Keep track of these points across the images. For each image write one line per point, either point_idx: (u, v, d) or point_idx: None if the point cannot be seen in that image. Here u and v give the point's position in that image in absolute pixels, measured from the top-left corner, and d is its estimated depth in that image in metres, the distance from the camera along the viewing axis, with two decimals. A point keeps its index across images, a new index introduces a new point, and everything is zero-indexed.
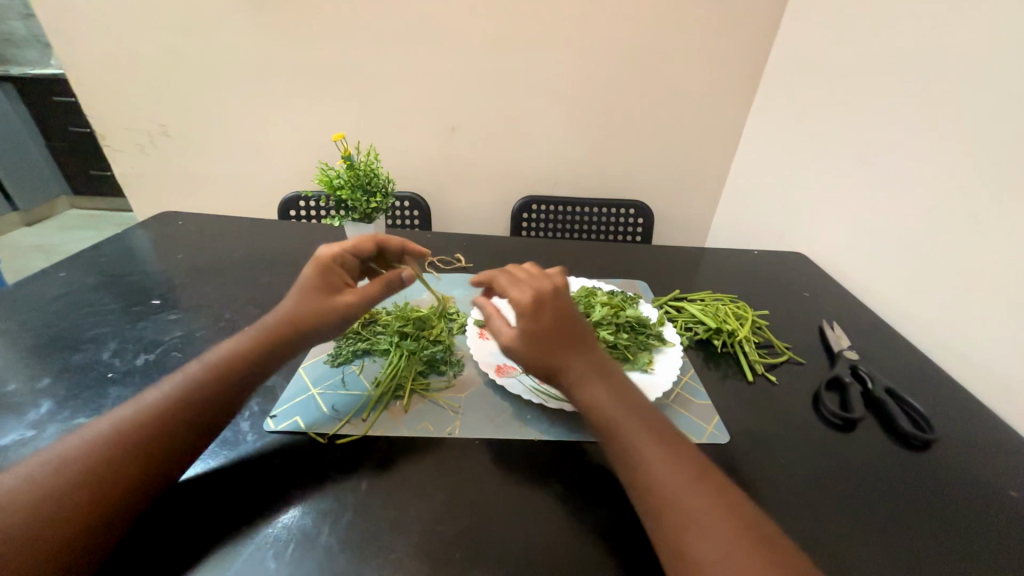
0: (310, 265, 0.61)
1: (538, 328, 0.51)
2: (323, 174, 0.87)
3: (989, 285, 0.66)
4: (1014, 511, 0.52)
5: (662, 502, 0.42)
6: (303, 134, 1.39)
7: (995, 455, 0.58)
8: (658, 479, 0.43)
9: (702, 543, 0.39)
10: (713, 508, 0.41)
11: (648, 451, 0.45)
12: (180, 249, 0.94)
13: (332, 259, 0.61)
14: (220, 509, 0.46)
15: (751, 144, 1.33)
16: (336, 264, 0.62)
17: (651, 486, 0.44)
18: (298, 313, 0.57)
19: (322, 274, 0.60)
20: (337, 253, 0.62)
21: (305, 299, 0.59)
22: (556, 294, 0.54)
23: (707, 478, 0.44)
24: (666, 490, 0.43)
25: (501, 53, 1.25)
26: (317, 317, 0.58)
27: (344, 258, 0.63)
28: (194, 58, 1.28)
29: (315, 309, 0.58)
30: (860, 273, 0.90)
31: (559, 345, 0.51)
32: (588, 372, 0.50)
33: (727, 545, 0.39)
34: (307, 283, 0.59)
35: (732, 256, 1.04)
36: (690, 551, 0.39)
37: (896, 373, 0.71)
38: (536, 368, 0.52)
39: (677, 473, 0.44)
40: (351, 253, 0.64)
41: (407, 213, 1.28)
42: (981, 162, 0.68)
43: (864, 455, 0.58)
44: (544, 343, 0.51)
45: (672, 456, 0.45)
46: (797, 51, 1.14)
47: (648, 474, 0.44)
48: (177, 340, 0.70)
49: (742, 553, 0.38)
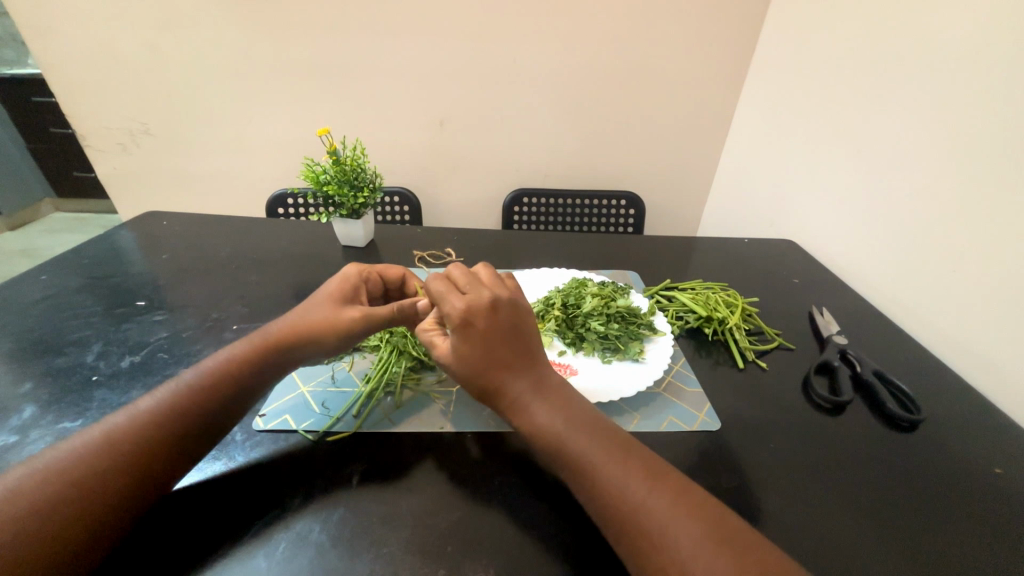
0: (337, 277, 0.62)
1: (469, 337, 0.51)
2: (308, 169, 0.86)
3: (981, 267, 0.66)
4: (999, 486, 0.53)
5: (622, 517, 0.42)
6: (288, 132, 1.37)
7: (979, 434, 0.60)
8: (614, 499, 0.43)
9: (660, 561, 0.39)
10: (679, 514, 0.41)
11: (595, 466, 0.44)
12: (165, 249, 0.93)
13: (358, 273, 0.63)
14: (216, 513, 0.46)
15: (739, 133, 1.34)
16: (359, 279, 0.63)
17: (609, 501, 0.43)
18: (311, 317, 0.57)
19: (344, 287, 0.61)
20: (366, 273, 0.64)
21: (319, 306, 0.58)
22: (491, 313, 0.51)
23: (666, 487, 0.43)
24: (623, 503, 0.42)
25: (487, 45, 1.24)
26: (326, 326, 0.57)
27: (370, 277, 0.65)
28: (174, 54, 1.25)
29: (326, 319, 0.57)
30: (849, 258, 0.91)
31: (494, 357, 0.51)
32: (524, 401, 0.50)
33: (687, 554, 0.38)
34: (327, 293, 0.60)
35: (722, 245, 1.04)
36: (655, 563, 0.39)
37: (884, 357, 0.72)
38: (474, 388, 0.52)
39: (635, 486, 0.43)
40: (376, 274, 0.66)
41: (396, 208, 1.27)
42: (971, 144, 0.67)
43: (853, 438, 0.58)
44: (476, 359, 0.51)
45: (624, 468, 0.44)
46: (784, 37, 1.14)
47: (600, 494, 0.44)
48: (163, 340, 0.69)
49: (704, 559, 0.38)
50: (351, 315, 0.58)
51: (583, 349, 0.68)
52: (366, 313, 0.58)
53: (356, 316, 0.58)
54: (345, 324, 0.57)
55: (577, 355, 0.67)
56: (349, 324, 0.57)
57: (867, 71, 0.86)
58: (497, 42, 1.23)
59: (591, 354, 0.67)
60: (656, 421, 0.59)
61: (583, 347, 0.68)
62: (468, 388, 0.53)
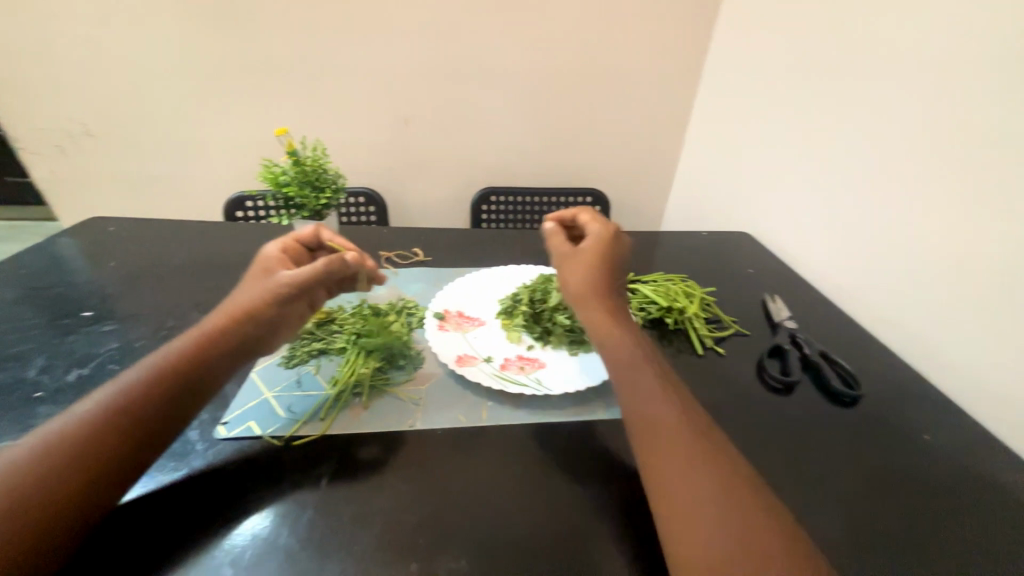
0: (257, 262, 0.63)
1: (605, 250, 0.63)
2: (267, 171, 0.83)
3: (917, 252, 0.73)
4: (927, 450, 0.59)
5: (661, 443, 0.47)
6: (246, 132, 1.32)
7: (910, 405, 0.66)
8: (658, 425, 0.49)
9: (684, 481, 0.45)
10: (711, 450, 0.46)
11: (648, 396, 0.51)
12: (112, 256, 0.88)
13: (275, 250, 0.64)
14: (174, 521, 0.45)
15: (697, 131, 1.40)
16: (277, 255, 0.63)
17: (652, 428, 0.49)
18: (241, 300, 0.57)
19: (265, 266, 0.61)
20: (284, 247, 0.64)
21: (247, 289, 0.59)
22: (619, 247, 0.65)
23: (704, 447, 0.47)
24: (665, 431, 0.48)
25: (451, 44, 1.24)
26: (256, 300, 0.56)
27: (289, 251, 0.65)
28: (118, 51, 1.19)
29: (254, 295, 0.57)
30: (798, 248, 0.97)
31: (610, 275, 0.62)
32: (617, 318, 0.59)
33: (714, 480, 0.44)
34: (251, 278, 0.60)
35: (682, 238, 1.08)
36: (681, 484, 0.45)
37: (829, 339, 0.77)
38: (580, 290, 0.62)
39: (677, 420, 0.49)
40: (295, 245, 0.66)
41: (362, 209, 1.25)
42: (906, 144, 0.74)
43: (802, 414, 0.63)
44: (598, 270, 0.62)
45: (671, 404, 0.50)
46: (735, 40, 1.20)
47: (647, 420, 0.50)
48: (114, 352, 0.66)
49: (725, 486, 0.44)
50: (277, 282, 0.57)
51: (550, 343, 0.69)
52: (291, 276, 0.57)
53: (282, 281, 0.57)
54: (274, 291, 0.57)
55: (544, 349, 0.69)
56: (278, 290, 0.57)
57: (811, 73, 0.93)
58: (462, 42, 1.24)
59: (558, 348, 0.69)
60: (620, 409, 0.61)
61: (550, 340, 0.69)
62: (571, 290, 0.62)
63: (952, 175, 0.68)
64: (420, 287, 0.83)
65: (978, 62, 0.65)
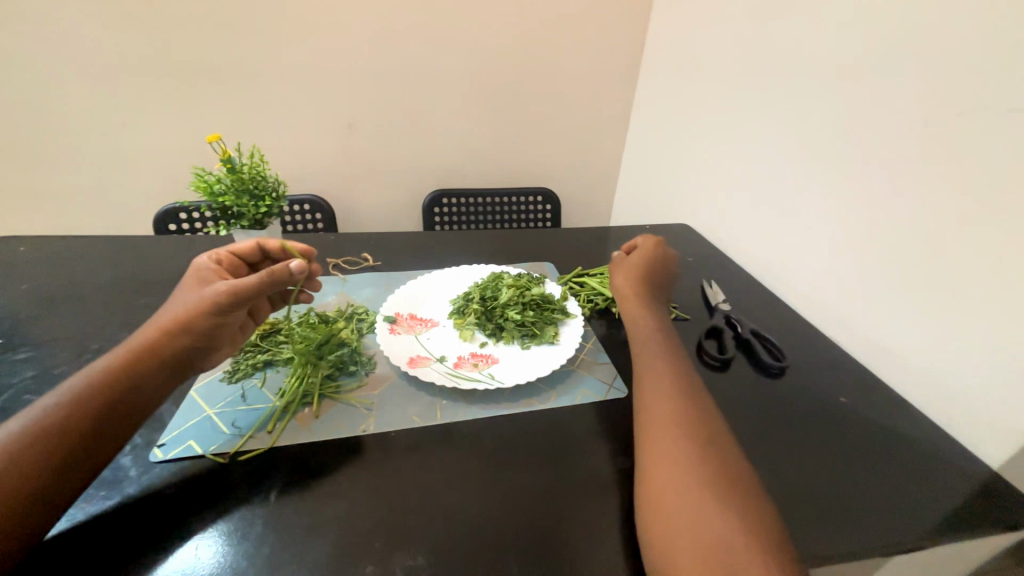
0: (189, 275, 0.60)
1: (650, 255, 0.78)
2: (199, 180, 0.80)
3: (828, 233, 0.80)
4: (842, 411, 0.66)
5: (652, 385, 0.57)
6: (175, 140, 1.25)
7: (829, 373, 0.73)
8: (652, 374, 0.58)
9: (663, 411, 0.53)
10: (692, 398, 0.55)
11: (652, 357, 0.61)
12: (23, 278, 0.80)
13: (209, 261, 0.61)
14: (108, 551, 0.42)
15: (638, 130, 1.47)
16: (211, 267, 0.61)
17: (648, 376, 0.58)
18: (172, 314, 0.54)
19: (199, 278, 0.59)
20: (217, 258, 0.62)
21: (180, 302, 0.56)
22: (659, 256, 0.79)
23: (688, 399, 0.54)
24: (657, 379, 0.58)
25: (394, 47, 1.24)
26: (190, 313, 0.53)
27: (224, 261, 0.63)
28: (23, 55, 1.09)
29: (187, 307, 0.54)
30: (731, 236, 1.04)
31: (650, 276, 0.76)
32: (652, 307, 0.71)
33: (687, 416, 0.52)
34: (184, 290, 0.58)
35: (628, 231, 1.13)
36: (659, 413, 0.53)
37: (759, 318, 0.84)
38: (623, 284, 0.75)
39: (669, 373, 0.58)
40: (231, 255, 0.64)
41: (308, 216, 1.22)
42: (813, 135, 0.82)
43: (736, 388, 0.68)
44: (640, 270, 0.76)
45: (668, 363, 0.60)
46: (667, 44, 1.28)
47: (645, 369, 0.60)
48: (29, 380, 0.60)
49: (694, 423, 0.51)
50: (212, 292, 0.54)
51: (503, 338, 0.71)
52: (229, 285, 0.54)
53: (218, 289, 0.54)
54: (209, 301, 0.54)
55: (497, 345, 0.70)
56: (213, 299, 0.54)
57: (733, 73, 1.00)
58: (405, 45, 1.24)
59: (511, 342, 0.70)
60: (571, 397, 0.63)
61: (503, 336, 0.71)
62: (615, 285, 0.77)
63: (850, 160, 0.76)
64: (370, 292, 0.82)
65: (866, 59, 0.72)
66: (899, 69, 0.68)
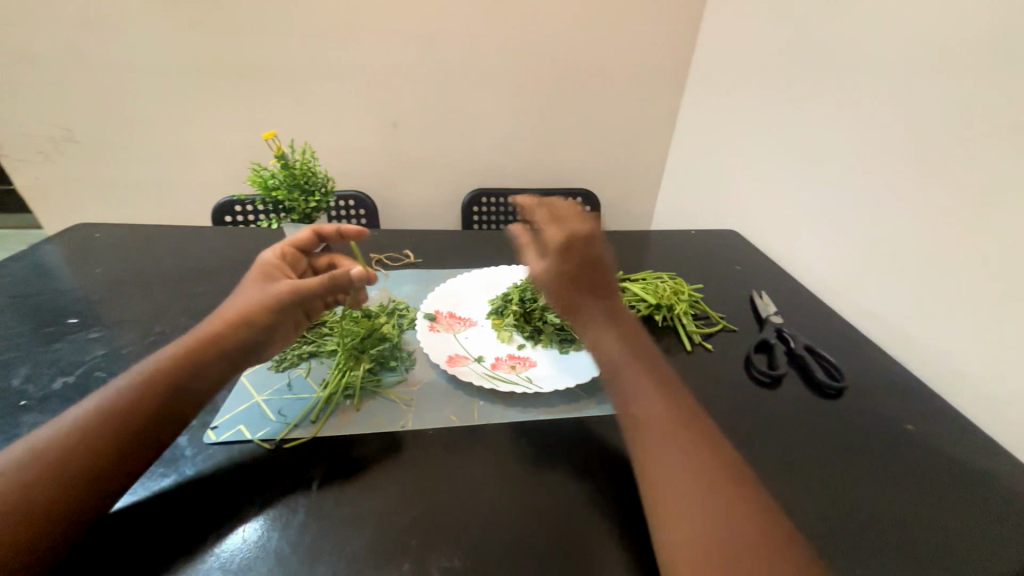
0: (255, 265, 0.62)
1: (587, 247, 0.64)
2: (255, 175, 0.83)
3: (897, 245, 0.74)
4: (909, 439, 0.60)
5: (643, 427, 0.49)
6: (233, 136, 1.32)
7: (894, 396, 0.67)
8: (643, 410, 0.50)
9: (664, 462, 0.46)
10: (692, 433, 0.48)
11: (635, 386, 0.53)
12: (98, 263, 0.87)
13: (274, 255, 0.64)
14: (166, 527, 0.45)
15: (684, 130, 1.41)
16: (275, 260, 0.63)
17: (636, 416, 0.50)
18: (237, 307, 0.56)
19: (264, 271, 0.61)
20: (280, 252, 0.64)
21: (246, 295, 0.58)
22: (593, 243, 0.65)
23: (687, 437, 0.48)
24: (648, 416, 0.50)
25: (440, 47, 1.25)
26: (255, 310, 0.56)
27: (287, 255, 0.65)
28: (105, 56, 1.18)
29: (253, 303, 0.56)
30: (784, 245, 0.99)
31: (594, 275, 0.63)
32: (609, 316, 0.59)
33: (693, 460, 0.46)
34: (249, 281, 0.60)
35: (671, 236, 1.10)
36: (661, 463, 0.46)
37: (814, 333, 0.79)
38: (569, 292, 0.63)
39: (659, 406, 0.50)
40: (292, 249, 0.66)
41: (353, 212, 1.25)
42: (884, 138, 0.76)
43: (789, 407, 0.64)
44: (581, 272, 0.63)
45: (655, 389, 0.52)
46: (720, 41, 1.22)
47: (631, 404, 0.51)
48: (100, 359, 0.65)
49: (703, 467, 0.45)
50: (278, 292, 0.57)
51: (541, 341, 0.70)
52: (295, 288, 0.57)
53: (284, 291, 0.57)
54: (275, 300, 0.56)
55: (535, 348, 0.69)
56: (278, 301, 0.56)
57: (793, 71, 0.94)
58: (451, 44, 1.25)
59: (549, 346, 0.69)
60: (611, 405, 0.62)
61: (541, 339, 0.70)
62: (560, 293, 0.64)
63: (929, 166, 0.69)
64: (410, 288, 0.84)
65: (952, 57, 0.66)
66: (992, 67, 0.61)
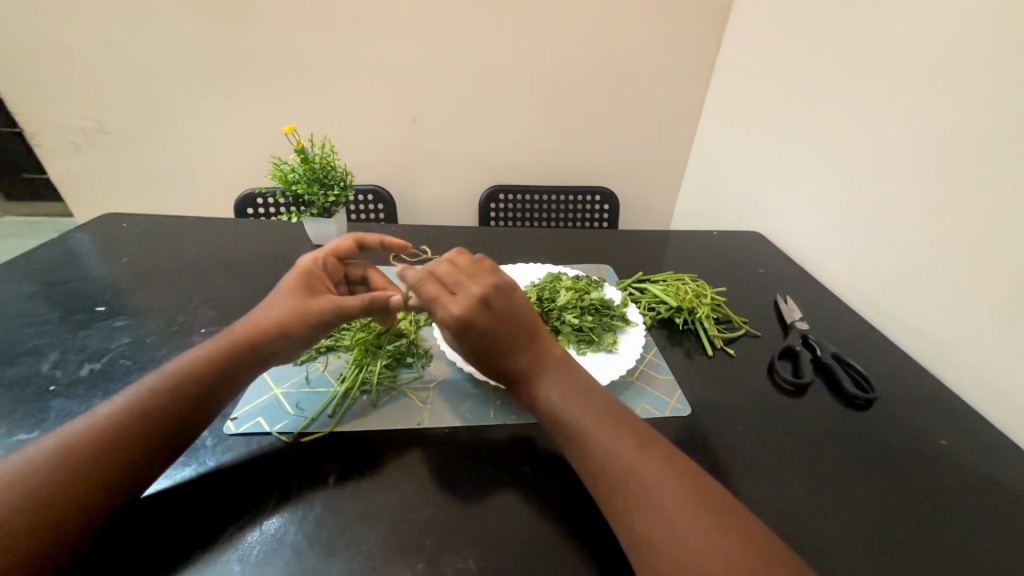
0: (294, 269, 0.61)
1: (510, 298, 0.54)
2: (276, 169, 0.84)
3: (928, 251, 0.70)
4: (942, 456, 0.58)
5: (616, 487, 0.43)
6: (256, 129, 1.33)
7: (925, 409, 0.64)
8: (613, 465, 0.44)
9: (647, 524, 0.41)
10: (668, 478, 0.43)
11: (599, 439, 0.46)
12: (125, 253, 0.89)
13: (317, 260, 0.62)
14: (186, 519, 0.45)
15: (707, 128, 1.37)
16: (317, 267, 0.62)
17: (607, 475, 0.44)
18: (273, 314, 0.55)
19: (305, 277, 0.60)
20: (322, 258, 0.63)
21: (283, 300, 0.57)
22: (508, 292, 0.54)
23: (665, 485, 0.42)
24: (619, 470, 0.44)
25: (458, 41, 1.24)
26: (291, 320, 0.55)
27: (328, 262, 0.64)
28: (133, 50, 1.20)
29: (291, 312, 0.55)
30: (811, 248, 0.95)
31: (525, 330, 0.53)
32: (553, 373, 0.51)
33: (674, 512, 0.41)
34: (288, 286, 0.59)
35: (692, 237, 1.07)
36: (643, 523, 0.41)
37: (842, 340, 0.76)
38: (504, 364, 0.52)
39: (627, 455, 0.44)
40: (333, 256, 0.65)
41: (371, 206, 1.26)
42: (917, 137, 0.71)
43: (815, 417, 0.62)
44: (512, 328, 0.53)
45: (617, 434, 0.46)
46: (745, 35, 1.18)
47: (598, 459, 0.45)
48: (126, 347, 0.66)
49: (690, 518, 0.40)
50: (317, 306, 0.56)
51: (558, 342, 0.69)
52: (335, 304, 0.56)
53: (324, 305, 0.56)
54: (313, 314, 0.55)
55: None
56: (316, 315, 0.55)
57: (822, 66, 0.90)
58: (469, 38, 1.23)
59: (567, 346, 0.68)
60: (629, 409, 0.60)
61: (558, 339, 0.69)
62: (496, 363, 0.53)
63: (964, 166, 0.65)
64: None
65: (994, 51, 0.61)
66: None
